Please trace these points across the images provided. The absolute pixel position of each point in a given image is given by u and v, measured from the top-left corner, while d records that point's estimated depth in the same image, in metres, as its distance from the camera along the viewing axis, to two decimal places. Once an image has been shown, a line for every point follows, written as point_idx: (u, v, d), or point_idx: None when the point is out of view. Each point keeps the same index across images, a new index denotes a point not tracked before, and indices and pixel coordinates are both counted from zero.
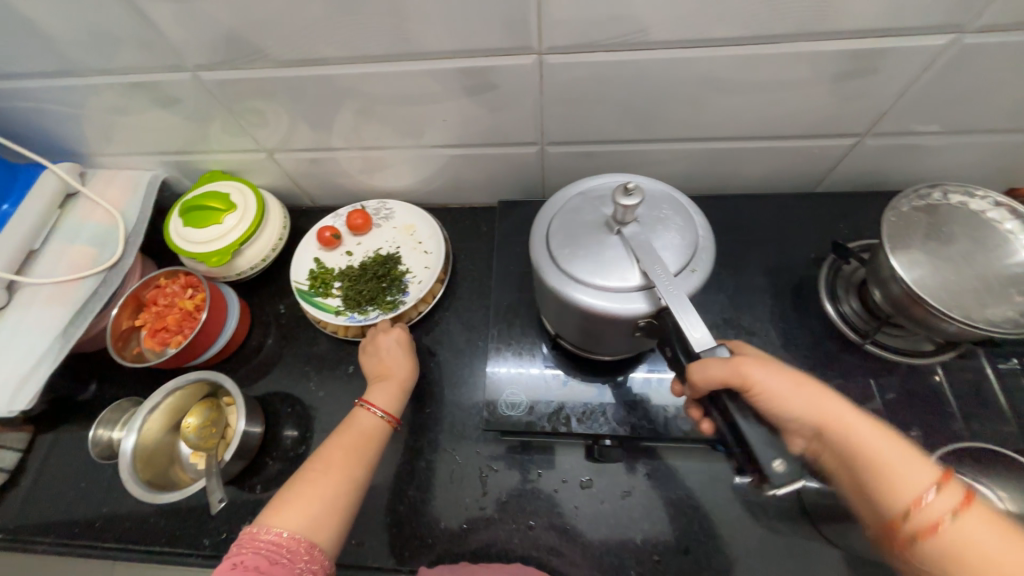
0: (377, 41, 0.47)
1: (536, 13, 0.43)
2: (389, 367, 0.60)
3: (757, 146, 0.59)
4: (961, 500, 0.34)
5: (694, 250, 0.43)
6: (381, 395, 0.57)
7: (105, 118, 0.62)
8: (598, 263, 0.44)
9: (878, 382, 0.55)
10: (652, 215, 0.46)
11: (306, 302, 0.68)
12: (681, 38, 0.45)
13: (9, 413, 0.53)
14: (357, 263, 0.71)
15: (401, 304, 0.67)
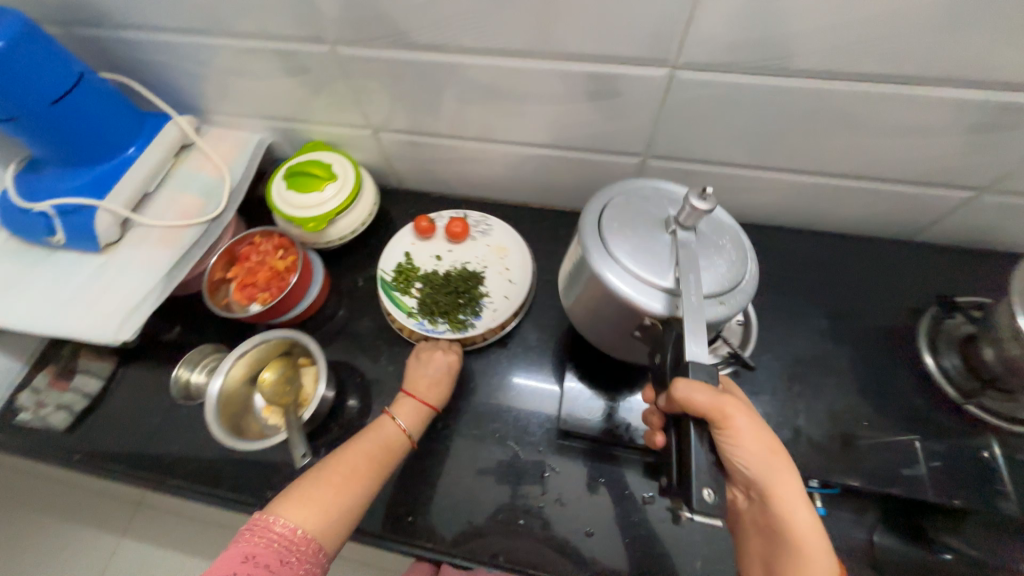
0: (517, 37, 0.48)
1: (684, 28, 0.44)
2: (425, 387, 0.59)
3: (867, 187, 0.58)
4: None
5: (734, 286, 0.42)
6: (407, 413, 0.56)
7: (232, 79, 0.66)
8: (641, 249, 0.43)
9: (970, 446, 0.52)
10: (710, 237, 0.45)
11: (384, 293, 0.69)
12: (824, 69, 0.45)
13: (114, 341, 0.56)
14: (442, 270, 0.71)
15: (470, 327, 0.66)
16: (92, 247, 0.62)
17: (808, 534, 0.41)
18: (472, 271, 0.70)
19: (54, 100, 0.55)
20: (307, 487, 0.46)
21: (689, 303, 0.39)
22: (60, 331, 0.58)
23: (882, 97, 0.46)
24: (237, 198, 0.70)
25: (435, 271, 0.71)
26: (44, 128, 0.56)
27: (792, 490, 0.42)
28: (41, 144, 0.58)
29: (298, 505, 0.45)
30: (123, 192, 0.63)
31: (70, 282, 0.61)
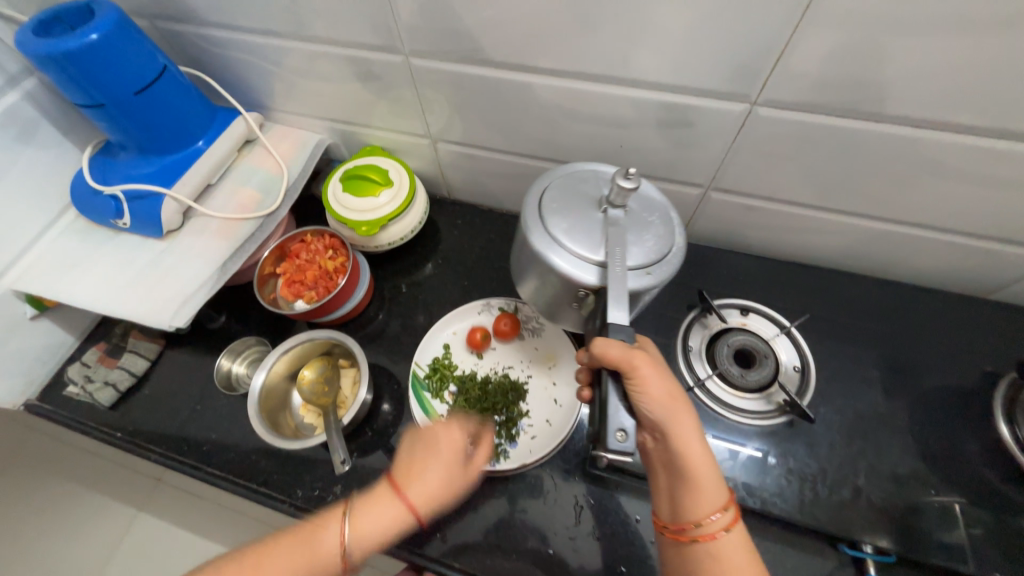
0: (597, 62, 0.48)
1: (773, 65, 0.43)
2: (418, 494, 0.46)
3: (944, 239, 0.55)
4: (734, 525, 0.42)
5: (659, 257, 0.44)
6: (382, 517, 0.45)
7: (302, 81, 0.67)
8: (575, 228, 0.45)
9: None
10: (640, 214, 0.47)
11: (415, 392, 0.63)
12: (919, 116, 0.43)
13: (169, 327, 0.57)
14: (480, 375, 0.65)
15: (502, 453, 0.58)
16: (155, 232, 0.63)
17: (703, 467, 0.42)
18: (514, 381, 0.64)
19: (138, 90, 0.57)
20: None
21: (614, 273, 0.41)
22: (117, 313, 0.59)
23: (980, 150, 0.44)
24: (292, 195, 0.71)
25: (473, 375, 0.65)
26: (125, 116, 0.58)
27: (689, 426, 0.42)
28: (120, 131, 0.60)
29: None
30: (189, 182, 0.64)
31: (131, 265, 0.63)
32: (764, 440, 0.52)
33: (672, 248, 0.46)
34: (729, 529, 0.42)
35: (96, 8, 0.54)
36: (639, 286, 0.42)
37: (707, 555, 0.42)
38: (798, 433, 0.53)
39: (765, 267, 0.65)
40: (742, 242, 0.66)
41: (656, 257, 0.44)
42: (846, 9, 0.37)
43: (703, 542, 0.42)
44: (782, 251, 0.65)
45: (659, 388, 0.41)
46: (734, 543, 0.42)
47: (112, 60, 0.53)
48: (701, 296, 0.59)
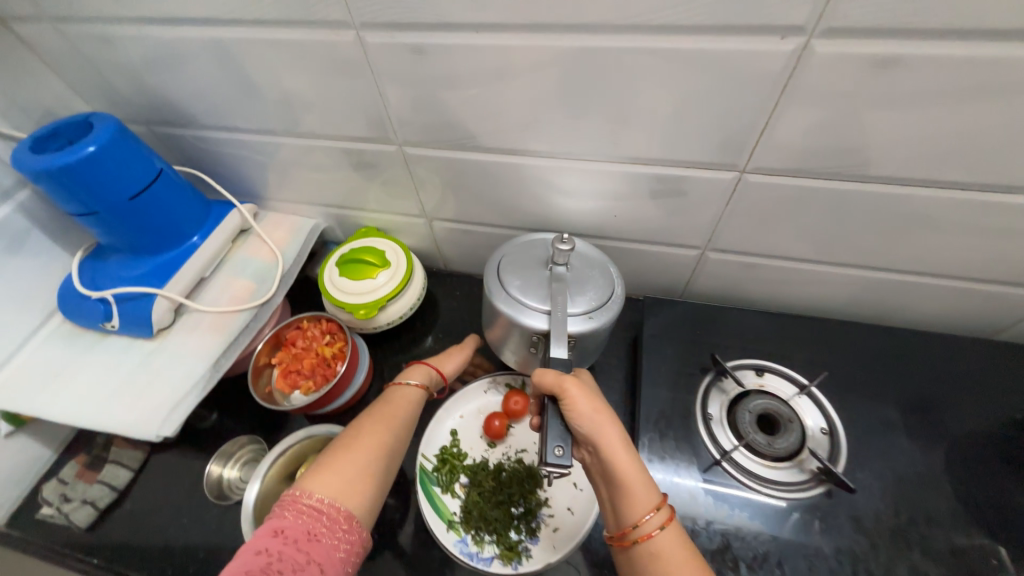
0: (586, 143, 0.50)
1: (758, 137, 0.44)
2: (415, 398, 0.55)
3: (946, 285, 0.55)
4: (667, 520, 0.43)
5: (597, 305, 0.53)
6: (403, 400, 0.54)
7: (295, 171, 0.68)
8: (530, 285, 0.54)
9: None
10: (581, 270, 0.56)
11: (423, 488, 0.57)
12: (907, 176, 0.44)
13: (157, 437, 0.54)
14: (493, 462, 0.61)
15: (524, 553, 0.53)
16: (145, 333, 0.61)
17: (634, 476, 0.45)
18: (529, 466, 0.60)
19: (132, 195, 0.57)
20: (331, 485, 0.44)
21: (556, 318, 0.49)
22: (100, 425, 0.56)
23: (970, 203, 0.45)
24: (287, 282, 0.70)
25: (484, 462, 0.60)
26: (119, 221, 0.58)
27: (617, 437, 0.47)
28: (114, 235, 0.59)
29: (326, 493, 0.43)
30: (182, 279, 0.63)
31: (118, 370, 0.60)
32: (804, 514, 0.49)
33: (612, 296, 0.54)
34: (664, 525, 0.44)
35: (95, 121, 0.55)
36: (579, 328, 0.51)
37: (649, 554, 0.43)
38: (836, 502, 0.49)
39: (772, 322, 0.64)
40: (744, 297, 0.65)
41: (596, 304, 0.53)
42: (822, 88, 0.39)
43: (642, 541, 0.44)
44: (785, 303, 0.65)
45: (592, 406, 0.47)
46: (671, 541, 0.43)
47: (107, 169, 0.53)
48: (714, 360, 0.58)
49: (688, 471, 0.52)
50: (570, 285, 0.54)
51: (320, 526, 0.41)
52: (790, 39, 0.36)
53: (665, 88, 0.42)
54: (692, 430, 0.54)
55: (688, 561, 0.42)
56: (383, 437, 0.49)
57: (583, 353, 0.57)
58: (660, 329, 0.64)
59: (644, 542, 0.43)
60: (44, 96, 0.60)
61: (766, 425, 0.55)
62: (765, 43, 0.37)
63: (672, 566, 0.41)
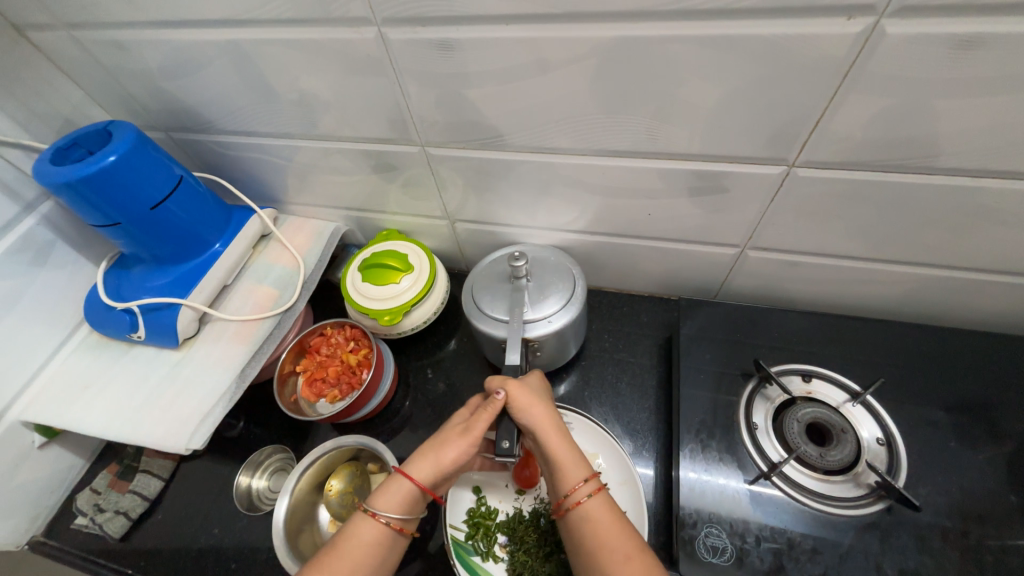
0: (621, 139, 0.47)
1: (812, 129, 0.41)
2: (377, 536, 0.43)
3: (1017, 283, 0.51)
4: (596, 488, 0.43)
5: (555, 308, 0.56)
6: (358, 544, 0.42)
7: (314, 174, 0.67)
8: (496, 299, 0.58)
9: None
10: (545, 278, 0.59)
11: (462, 563, 0.50)
12: (982, 167, 0.40)
13: (186, 450, 0.53)
14: (528, 508, 0.54)
15: None
16: (170, 344, 0.61)
17: (567, 454, 0.45)
18: None
19: (153, 205, 0.56)
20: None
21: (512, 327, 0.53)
22: (131, 439, 0.55)
23: None
24: (309, 287, 0.69)
25: (521, 513, 0.53)
26: (140, 231, 0.57)
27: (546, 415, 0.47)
28: (137, 246, 0.59)
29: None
30: (205, 288, 0.63)
31: (146, 382, 0.59)
32: (861, 531, 0.46)
33: (572, 297, 0.57)
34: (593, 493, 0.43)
35: (113, 129, 0.54)
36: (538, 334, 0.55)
37: (582, 524, 0.43)
38: (897, 518, 0.46)
39: (818, 322, 0.60)
40: (786, 297, 0.62)
41: (552, 309, 0.56)
42: (890, 73, 0.35)
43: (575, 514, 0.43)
44: (830, 302, 0.61)
45: (531, 398, 0.47)
46: (602, 512, 0.43)
47: (128, 179, 0.52)
48: (757, 365, 0.55)
49: (733, 485, 0.49)
50: (531, 293, 0.58)
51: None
52: (858, 20, 0.33)
53: (711, 78, 0.39)
54: (737, 440, 0.52)
55: (617, 525, 0.42)
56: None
57: (554, 352, 0.60)
58: (696, 332, 0.61)
59: (577, 511, 0.43)
60: (62, 106, 0.59)
61: (815, 433, 0.52)
62: (829, 25, 0.33)
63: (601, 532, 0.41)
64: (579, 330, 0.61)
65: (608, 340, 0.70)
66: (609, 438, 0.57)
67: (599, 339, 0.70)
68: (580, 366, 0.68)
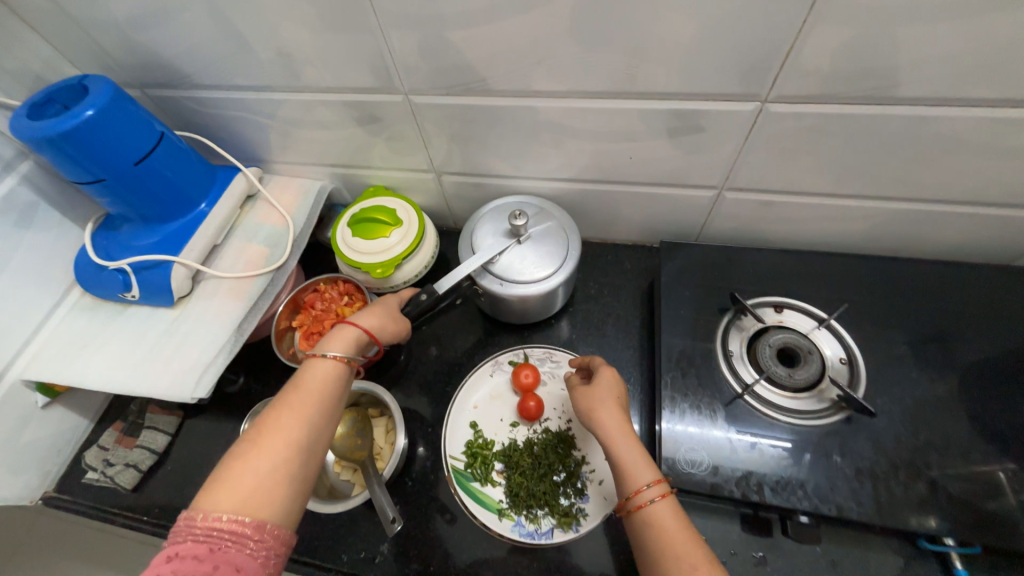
0: (602, 79, 0.48)
1: (783, 62, 0.42)
2: (335, 372, 0.46)
3: (969, 213, 0.54)
4: (663, 491, 0.42)
5: (509, 282, 0.58)
6: (316, 378, 0.45)
7: (297, 131, 0.66)
8: (488, 238, 0.61)
9: None
10: (542, 254, 0.60)
11: (462, 488, 0.54)
12: (938, 95, 0.42)
13: (192, 399, 0.55)
14: (522, 439, 0.58)
15: (582, 515, 0.51)
16: (165, 302, 0.62)
17: (636, 454, 0.45)
18: (558, 432, 0.57)
19: (138, 160, 0.55)
20: (232, 500, 0.36)
21: (468, 262, 0.57)
22: (138, 391, 0.57)
23: (1001, 123, 0.43)
24: (300, 247, 0.70)
25: (515, 442, 0.58)
26: (125, 188, 0.57)
27: (612, 414, 0.48)
28: (123, 204, 0.59)
29: (228, 508, 0.36)
30: (196, 246, 0.63)
31: (145, 338, 0.61)
32: (823, 440, 0.50)
33: (538, 282, 0.58)
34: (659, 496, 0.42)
35: (89, 83, 0.53)
36: (484, 285, 0.59)
37: (647, 529, 0.41)
38: (855, 428, 0.51)
39: (789, 260, 0.63)
40: (760, 237, 0.65)
41: (514, 279, 0.58)
42: (855, 1, 0.37)
43: (639, 515, 0.42)
44: (801, 240, 0.64)
45: (592, 399, 0.49)
46: (670, 517, 0.41)
47: (110, 132, 0.52)
48: (733, 299, 0.58)
49: (709, 407, 0.54)
50: (512, 258, 0.59)
51: (224, 545, 0.34)
52: None
53: (686, 12, 0.40)
54: (714, 367, 0.56)
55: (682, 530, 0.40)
56: (295, 429, 0.41)
57: (495, 308, 0.64)
58: (676, 273, 0.64)
59: (640, 515, 0.42)
60: (31, 61, 0.57)
61: (785, 359, 0.56)
62: None
63: (664, 537, 0.40)
64: (546, 305, 0.63)
65: (593, 287, 0.72)
66: None
67: (585, 286, 0.73)
68: (567, 313, 0.71)
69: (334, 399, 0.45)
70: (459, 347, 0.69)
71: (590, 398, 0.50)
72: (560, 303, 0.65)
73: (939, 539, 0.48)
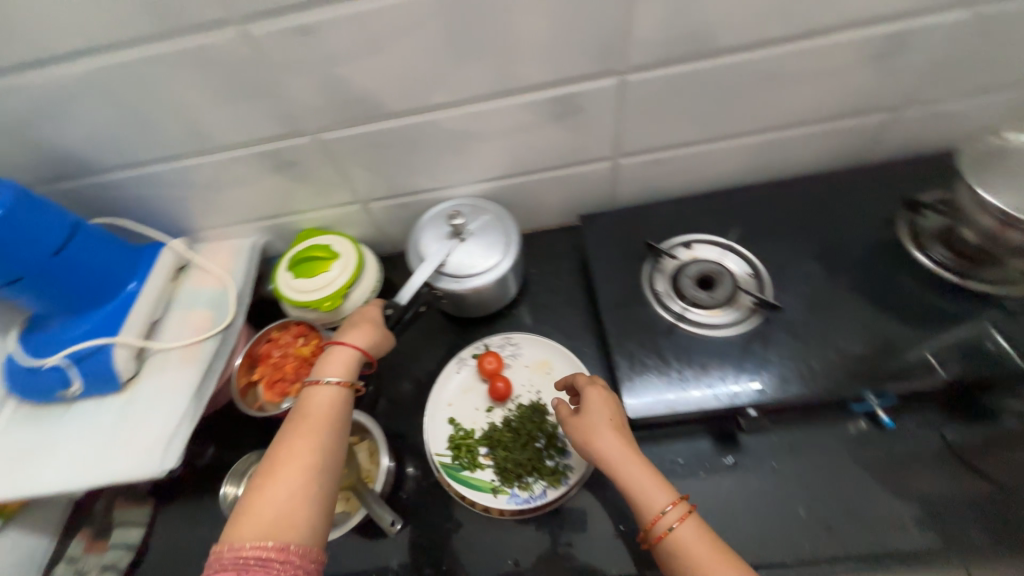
0: (483, 82, 0.54)
1: (622, 37, 0.51)
2: (336, 398, 0.50)
3: (813, 131, 0.65)
4: (683, 513, 0.43)
5: (464, 279, 0.63)
6: (319, 404, 0.49)
7: (215, 193, 0.68)
8: (432, 243, 0.65)
9: (984, 319, 0.57)
10: (485, 246, 0.65)
11: (454, 480, 0.57)
12: (748, 40, 0.52)
13: (160, 471, 0.54)
14: (499, 420, 0.62)
15: (568, 469, 0.56)
16: (112, 386, 0.61)
17: (644, 479, 0.45)
18: (530, 404, 0.62)
19: (55, 252, 0.55)
20: (254, 530, 0.40)
21: (421, 269, 0.61)
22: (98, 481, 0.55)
23: (802, 51, 0.54)
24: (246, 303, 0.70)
25: (494, 425, 0.61)
26: (47, 281, 0.56)
27: (611, 442, 0.47)
28: (48, 299, 0.58)
29: (251, 538, 0.40)
30: (134, 324, 0.62)
31: (97, 429, 0.59)
32: (751, 346, 0.58)
33: (489, 272, 0.64)
34: (680, 518, 0.43)
35: None
36: (442, 287, 0.63)
37: (673, 552, 0.42)
38: (775, 328, 0.59)
39: (690, 205, 0.72)
40: (663, 192, 0.73)
41: (468, 275, 0.63)
42: None
43: (664, 542, 0.43)
44: (697, 187, 0.73)
45: (591, 428, 0.49)
46: (694, 536, 0.42)
47: (20, 231, 0.52)
48: (650, 246, 0.66)
49: (654, 346, 0.60)
50: (460, 256, 0.64)
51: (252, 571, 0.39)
52: None
53: (532, 12, 0.48)
54: (650, 309, 0.63)
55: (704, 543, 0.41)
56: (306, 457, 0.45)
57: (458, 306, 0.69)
58: (600, 239, 0.71)
59: (665, 543, 0.42)
60: None
61: (706, 284, 0.64)
62: None
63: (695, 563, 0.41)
64: (502, 292, 0.68)
65: (535, 272, 0.78)
66: (554, 345, 0.65)
67: (527, 275, 0.78)
68: (517, 302, 0.76)
69: (341, 424, 0.49)
70: (424, 360, 0.72)
71: (584, 430, 0.49)
72: (510, 291, 0.70)
73: (865, 401, 0.56)
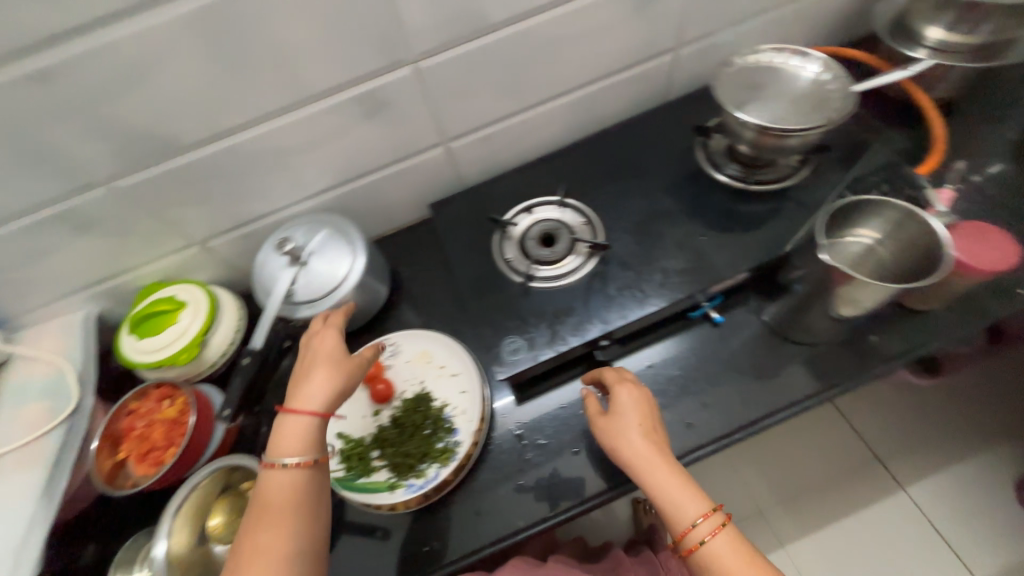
0: (285, 93, 0.60)
1: (402, 28, 0.59)
2: (303, 480, 0.56)
3: (594, 85, 0.79)
4: (718, 529, 0.55)
5: (313, 305, 0.69)
6: (280, 490, 0.54)
7: (31, 268, 0.65)
8: (275, 273, 0.69)
9: (767, 219, 0.75)
10: (324, 265, 0.70)
11: (350, 487, 0.67)
12: (508, 14, 0.64)
13: None
14: (386, 421, 0.73)
15: (454, 446, 0.69)
16: None
17: (683, 493, 0.58)
18: (412, 398, 0.73)
19: None
20: None
21: (267, 311, 0.66)
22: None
23: (557, 16, 0.66)
24: (93, 382, 0.67)
25: (381, 425, 0.72)
26: None
27: (631, 440, 0.61)
28: None
29: None
30: None
31: None
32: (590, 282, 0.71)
33: (336, 291, 0.70)
34: (713, 532, 0.55)
35: None
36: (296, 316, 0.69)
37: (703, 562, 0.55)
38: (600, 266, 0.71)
39: (523, 174, 0.84)
40: (500, 167, 0.84)
41: (315, 300, 0.69)
42: None
43: (696, 552, 0.56)
44: (523, 154, 0.85)
45: (623, 425, 0.62)
46: (725, 547, 0.55)
47: None
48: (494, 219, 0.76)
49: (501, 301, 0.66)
50: (304, 282, 0.69)
51: None
52: None
53: (308, 14, 0.55)
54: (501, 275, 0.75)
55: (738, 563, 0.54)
56: (291, 549, 0.52)
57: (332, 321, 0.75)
58: (448, 225, 0.80)
59: (699, 553, 0.56)
60: None
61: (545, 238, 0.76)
62: None
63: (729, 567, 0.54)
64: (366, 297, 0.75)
65: (405, 275, 0.84)
66: (427, 338, 0.76)
67: (398, 275, 0.84)
68: (394, 302, 0.82)
69: (316, 500, 0.56)
70: None
71: (615, 429, 0.63)
72: (376, 300, 0.76)
73: (698, 307, 0.75)
